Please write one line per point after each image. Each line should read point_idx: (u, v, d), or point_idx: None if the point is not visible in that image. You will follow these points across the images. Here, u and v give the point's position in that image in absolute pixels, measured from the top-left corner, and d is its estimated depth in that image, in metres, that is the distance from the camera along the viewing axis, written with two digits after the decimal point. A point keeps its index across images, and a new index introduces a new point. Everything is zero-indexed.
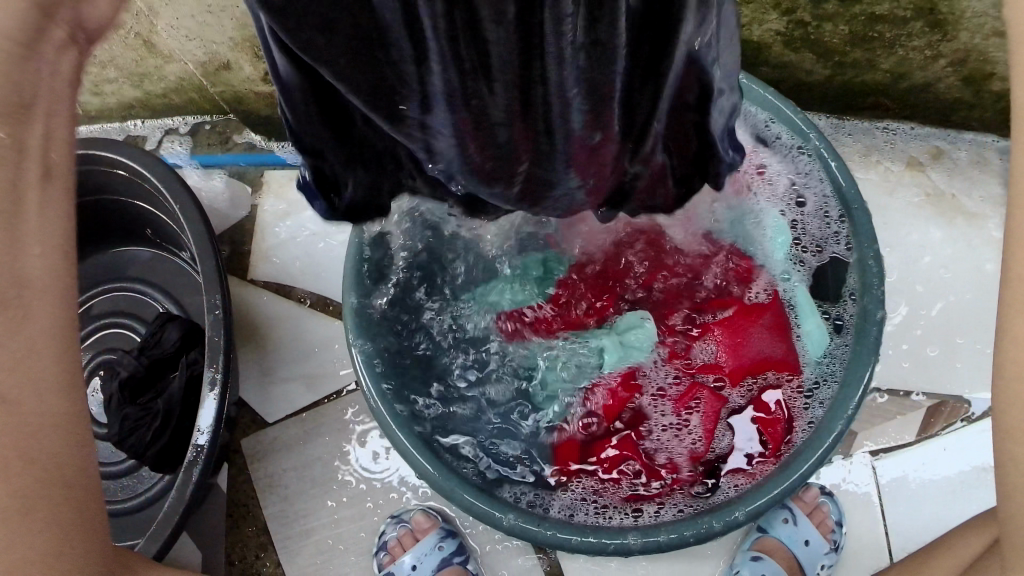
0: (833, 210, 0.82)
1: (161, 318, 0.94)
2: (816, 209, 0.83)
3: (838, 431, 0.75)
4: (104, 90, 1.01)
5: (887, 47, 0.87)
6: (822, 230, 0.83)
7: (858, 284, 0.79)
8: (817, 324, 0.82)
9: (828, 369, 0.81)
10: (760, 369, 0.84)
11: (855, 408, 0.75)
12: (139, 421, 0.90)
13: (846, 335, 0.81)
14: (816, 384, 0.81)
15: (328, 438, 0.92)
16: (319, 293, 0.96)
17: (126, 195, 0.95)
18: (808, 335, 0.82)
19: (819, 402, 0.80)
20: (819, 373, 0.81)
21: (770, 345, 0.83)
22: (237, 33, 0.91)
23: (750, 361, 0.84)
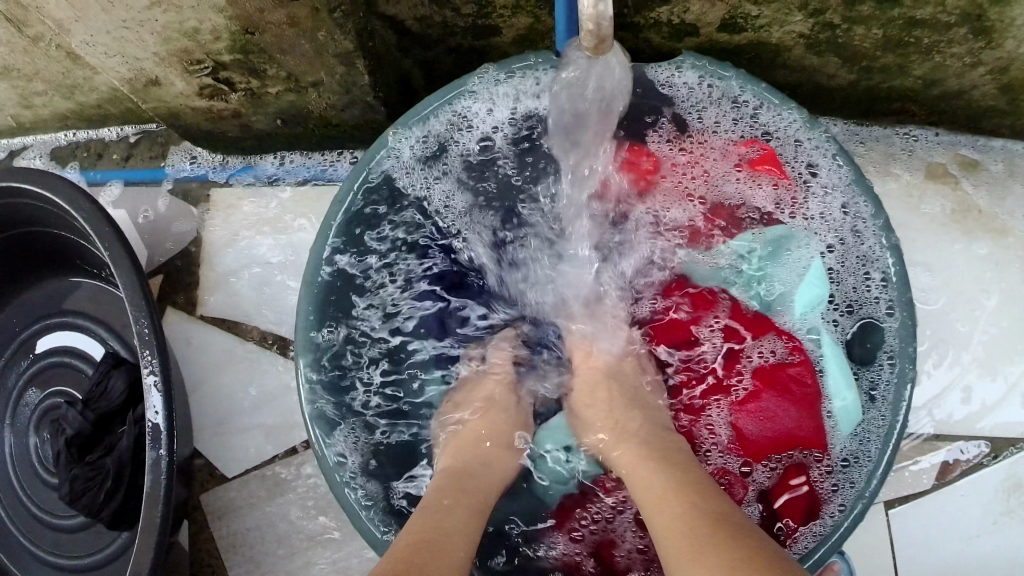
0: (870, 241, 0.71)
1: (105, 364, 0.86)
2: (856, 250, 0.72)
3: (866, 499, 0.65)
4: (34, 103, 0.91)
5: (923, 53, 0.75)
6: (856, 276, 0.73)
7: (899, 348, 0.69)
8: (852, 395, 0.71)
9: (862, 447, 0.71)
10: (784, 446, 0.73)
11: (878, 483, 0.65)
12: (89, 481, 0.84)
13: (881, 402, 0.70)
14: (847, 460, 0.71)
15: (292, 495, 0.84)
16: (274, 331, 0.86)
17: (58, 228, 0.86)
18: (840, 409, 0.71)
19: (849, 484, 0.70)
20: (852, 449, 0.71)
21: (789, 417, 0.73)
22: (162, 48, 0.79)
23: (764, 439, 0.73)
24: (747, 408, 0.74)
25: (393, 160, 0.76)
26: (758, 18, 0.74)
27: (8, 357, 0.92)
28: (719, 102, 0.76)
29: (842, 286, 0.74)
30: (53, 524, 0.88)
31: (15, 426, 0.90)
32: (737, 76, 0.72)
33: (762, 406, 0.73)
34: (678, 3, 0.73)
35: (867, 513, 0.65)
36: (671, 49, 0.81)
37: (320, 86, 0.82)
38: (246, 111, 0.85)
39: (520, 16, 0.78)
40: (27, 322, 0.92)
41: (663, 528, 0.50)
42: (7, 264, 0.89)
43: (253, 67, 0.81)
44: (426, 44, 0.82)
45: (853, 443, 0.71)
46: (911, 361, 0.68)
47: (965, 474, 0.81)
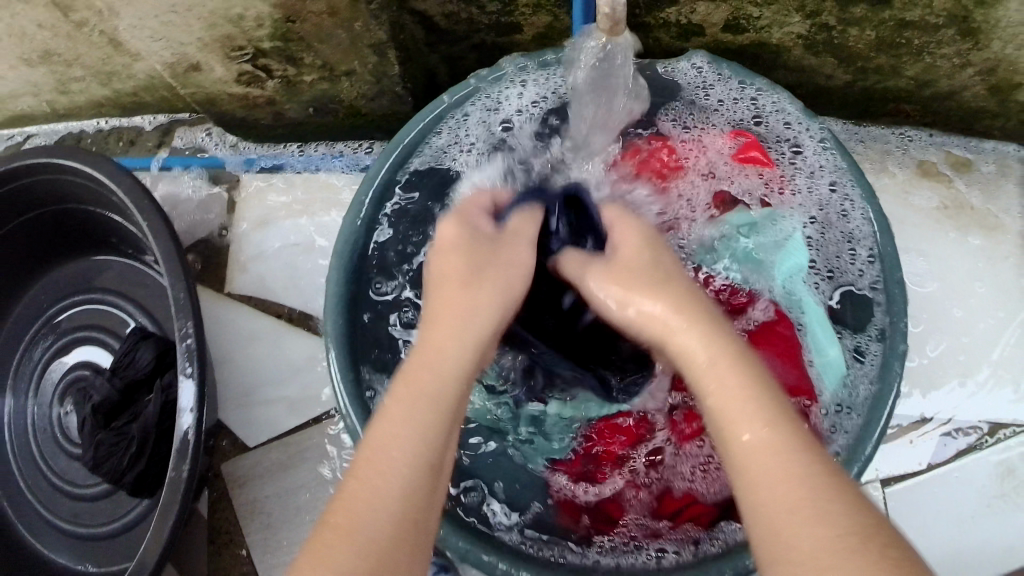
0: (852, 215, 0.79)
1: (134, 336, 0.90)
2: (842, 227, 0.80)
3: (861, 460, 0.66)
4: (72, 89, 0.95)
5: (914, 54, 0.81)
6: (839, 250, 0.80)
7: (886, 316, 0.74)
8: (835, 350, 0.75)
9: (852, 394, 0.73)
10: None
11: (872, 444, 0.67)
12: (114, 446, 0.87)
13: (869, 360, 0.74)
14: (836, 412, 0.73)
15: (313, 464, 0.88)
16: (300, 309, 0.91)
17: (92, 204, 0.90)
18: (824, 364, 0.75)
19: (843, 430, 0.71)
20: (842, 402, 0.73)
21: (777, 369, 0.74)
22: (206, 34, 0.83)
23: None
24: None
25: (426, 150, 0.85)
26: (760, 20, 0.81)
27: (33, 333, 0.95)
28: (720, 94, 0.86)
29: (821, 254, 0.81)
30: (73, 494, 0.91)
31: (39, 398, 0.93)
32: (737, 69, 0.83)
33: None
34: (686, 3, 0.79)
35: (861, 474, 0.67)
36: (679, 49, 0.88)
37: (353, 76, 0.87)
38: (280, 99, 0.91)
39: (540, 15, 0.84)
40: (55, 298, 0.95)
41: (717, 399, 0.44)
42: (41, 240, 0.93)
43: (291, 56, 0.85)
44: (452, 40, 0.88)
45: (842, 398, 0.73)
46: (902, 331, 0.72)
47: (959, 455, 0.83)
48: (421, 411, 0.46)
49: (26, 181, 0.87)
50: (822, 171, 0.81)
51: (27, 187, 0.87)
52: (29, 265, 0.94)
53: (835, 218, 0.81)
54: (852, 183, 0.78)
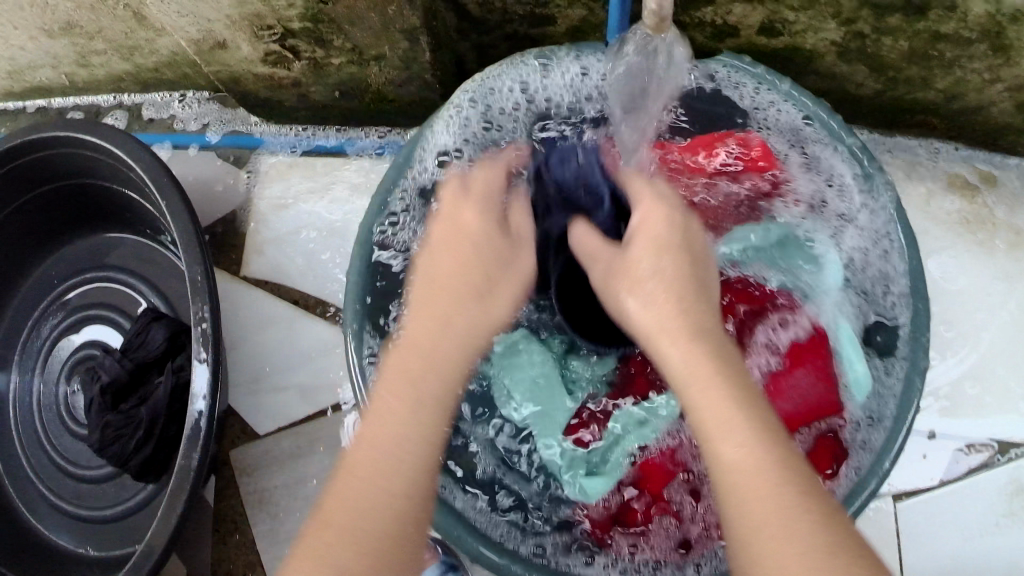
0: (891, 251, 0.75)
1: (146, 317, 0.88)
2: (875, 261, 0.77)
3: (880, 476, 0.66)
4: (92, 62, 0.94)
5: (945, 67, 0.82)
6: (877, 272, 0.76)
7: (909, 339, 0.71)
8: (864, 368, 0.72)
9: (879, 408, 0.72)
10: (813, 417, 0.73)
11: (889, 464, 0.66)
12: (122, 429, 0.85)
13: (896, 375, 0.71)
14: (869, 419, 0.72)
15: (323, 455, 0.86)
16: (316, 295, 0.89)
17: (109, 181, 0.88)
18: (853, 382, 0.72)
19: (862, 443, 0.71)
20: (869, 419, 0.72)
21: (813, 387, 0.73)
22: (235, 12, 0.81)
23: (802, 407, 0.72)
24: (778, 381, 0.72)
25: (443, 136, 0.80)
26: (795, 24, 0.81)
27: (41, 309, 0.94)
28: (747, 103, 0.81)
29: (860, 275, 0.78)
30: (78, 474, 0.90)
31: (45, 375, 0.92)
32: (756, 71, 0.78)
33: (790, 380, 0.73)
34: (723, 5, 0.80)
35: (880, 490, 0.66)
36: (711, 49, 0.87)
37: (382, 61, 0.86)
38: (306, 80, 0.89)
39: (577, 8, 0.83)
40: (66, 274, 0.94)
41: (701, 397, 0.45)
42: (55, 212, 0.91)
43: (320, 37, 0.84)
44: (485, 29, 0.87)
45: (868, 418, 0.72)
46: (924, 348, 0.70)
47: (971, 472, 0.86)
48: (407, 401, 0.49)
49: (43, 153, 0.85)
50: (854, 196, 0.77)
51: (44, 159, 0.86)
52: (42, 239, 0.93)
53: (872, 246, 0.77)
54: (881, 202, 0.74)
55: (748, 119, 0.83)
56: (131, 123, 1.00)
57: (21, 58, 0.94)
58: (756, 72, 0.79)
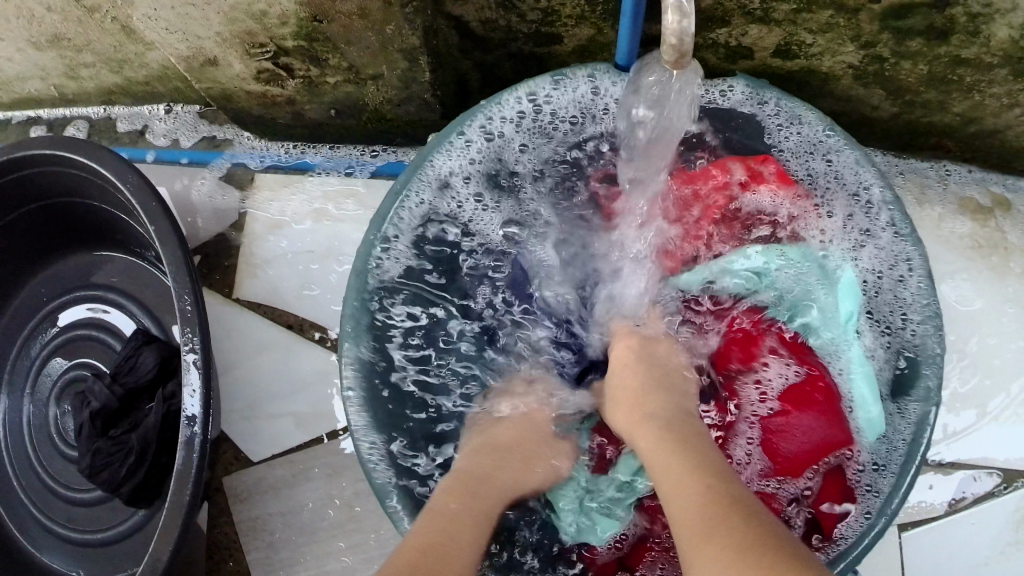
0: (908, 281, 0.71)
1: (137, 340, 0.86)
2: (891, 293, 0.73)
3: (888, 517, 0.64)
4: (81, 75, 0.92)
5: (965, 91, 0.79)
6: (893, 295, 0.73)
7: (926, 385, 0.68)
8: (878, 407, 0.69)
9: (889, 452, 0.69)
10: (820, 456, 0.71)
11: (899, 504, 0.64)
12: (112, 456, 0.83)
13: (908, 415, 0.69)
14: (879, 460, 0.70)
15: (317, 483, 0.84)
16: (311, 319, 0.87)
17: (97, 199, 0.86)
18: (864, 422, 0.70)
19: (871, 490, 0.69)
20: (883, 456, 0.70)
21: (817, 427, 0.71)
22: (226, 29, 0.79)
23: (805, 454, 0.71)
24: (779, 427, 0.73)
25: (453, 150, 0.77)
26: (811, 47, 0.78)
27: (31, 327, 0.92)
28: (768, 118, 0.77)
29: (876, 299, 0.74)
30: (69, 498, 0.88)
31: (36, 395, 0.90)
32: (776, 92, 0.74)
33: (788, 426, 0.73)
34: (738, 26, 0.77)
35: (886, 533, 0.64)
36: (725, 71, 0.84)
37: (380, 79, 0.83)
38: (300, 99, 0.87)
39: (583, 27, 0.80)
40: (56, 293, 0.92)
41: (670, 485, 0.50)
42: (43, 230, 0.89)
43: (315, 56, 0.81)
44: (487, 47, 0.84)
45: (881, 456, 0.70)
46: (938, 390, 0.66)
47: (979, 500, 0.84)
48: (468, 531, 0.56)
49: (29, 172, 0.83)
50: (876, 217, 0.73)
51: (30, 177, 0.83)
52: (31, 256, 0.90)
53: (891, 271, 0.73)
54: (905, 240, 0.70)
55: (770, 135, 0.78)
56: (122, 137, 0.97)
57: (9, 70, 0.91)
58: (769, 97, 0.75)
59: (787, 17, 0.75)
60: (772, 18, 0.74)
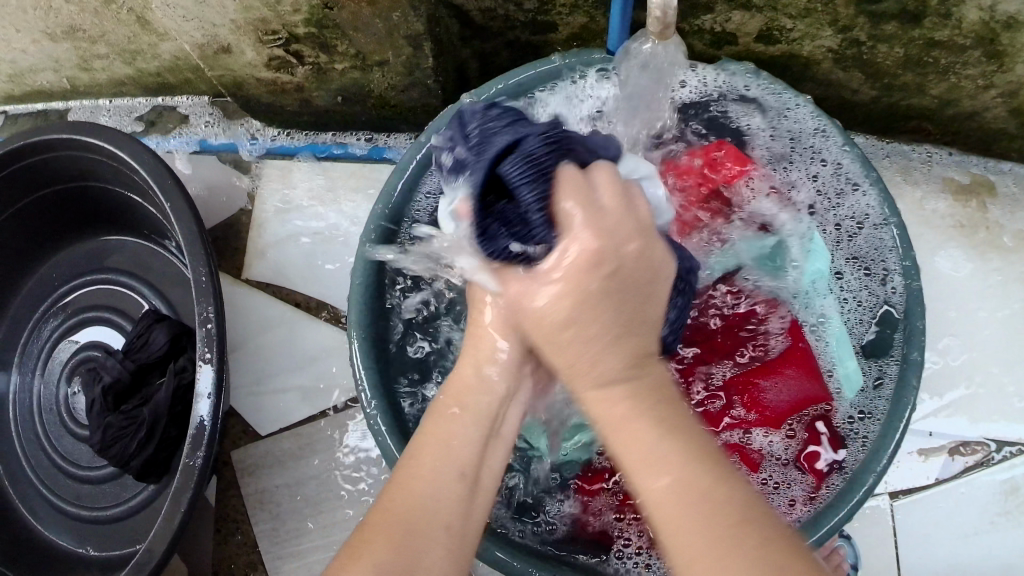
0: (879, 230, 0.74)
1: (148, 319, 0.89)
2: (867, 239, 0.76)
3: (877, 473, 0.66)
4: (94, 66, 0.95)
5: (940, 73, 0.84)
6: (869, 256, 0.76)
7: (902, 343, 0.72)
8: (855, 363, 0.74)
9: (870, 404, 0.73)
10: (799, 409, 0.76)
11: (881, 466, 0.66)
12: (123, 430, 0.85)
13: (885, 374, 0.73)
14: (863, 413, 0.73)
15: (323, 456, 0.87)
16: (317, 296, 0.90)
17: (111, 183, 0.89)
18: (843, 377, 0.74)
19: (860, 436, 0.72)
20: (860, 414, 0.73)
21: (799, 383, 0.76)
22: (240, 16, 0.83)
23: (784, 406, 0.76)
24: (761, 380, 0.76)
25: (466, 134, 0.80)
26: (792, 32, 0.83)
27: (42, 310, 0.94)
28: (733, 100, 0.82)
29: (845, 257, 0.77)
30: (79, 475, 0.90)
31: (46, 377, 0.92)
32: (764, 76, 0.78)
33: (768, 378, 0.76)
34: (721, 12, 0.82)
35: (875, 490, 0.66)
36: (711, 56, 0.89)
37: (385, 66, 0.87)
38: (308, 86, 0.90)
39: (576, 16, 0.84)
40: (67, 277, 0.95)
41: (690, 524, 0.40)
42: (55, 215, 0.92)
43: (324, 43, 0.85)
44: (486, 35, 0.88)
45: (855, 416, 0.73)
46: (919, 345, 0.70)
47: (968, 471, 0.87)
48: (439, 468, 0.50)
49: (44, 157, 0.86)
50: (851, 197, 0.76)
51: (46, 162, 0.86)
52: (44, 242, 0.93)
53: (859, 230, 0.76)
54: (872, 195, 0.74)
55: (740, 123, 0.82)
56: (133, 129, 1.01)
57: (24, 61, 0.95)
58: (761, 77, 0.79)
59: (768, 4, 0.79)
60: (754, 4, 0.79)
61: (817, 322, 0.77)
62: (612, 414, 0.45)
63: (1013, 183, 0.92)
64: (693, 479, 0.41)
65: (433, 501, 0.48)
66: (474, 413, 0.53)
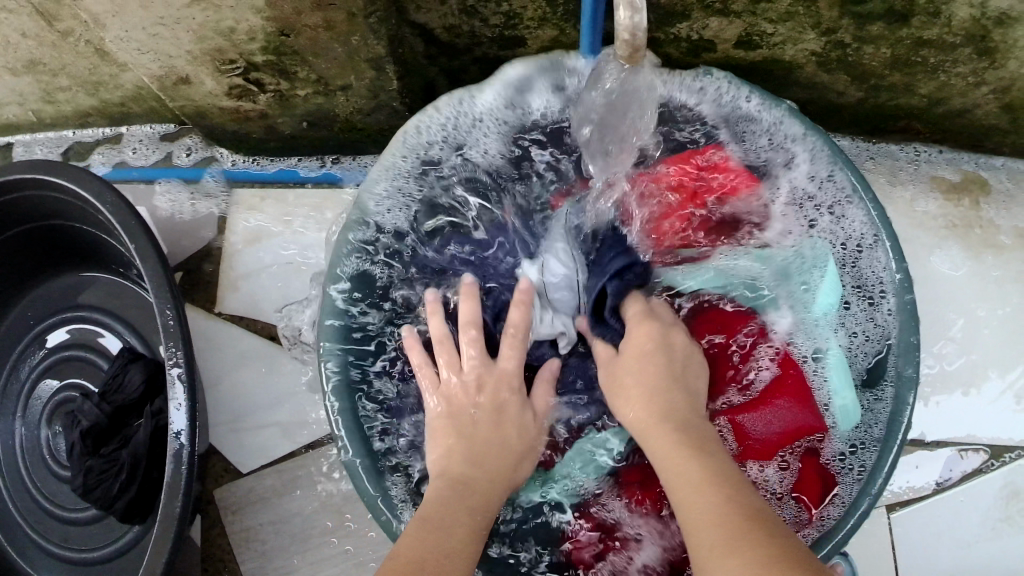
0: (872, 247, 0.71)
1: (123, 358, 0.88)
2: (869, 262, 0.72)
3: (873, 496, 0.64)
4: (58, 98, 0.93)
5: (929, 72, 0.80)
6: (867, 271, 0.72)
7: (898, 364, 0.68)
8: (851, 394, 0.71)
9: (870, 435, 0.70)
10: (790, 441, 0.72)
11: (882, 483, 0.64)
12: (104, 474, 0.84)
13: (881, 399, 0.70)
14: (855, 444, 0.70)
15: (306, 490, 0.85)
16: (292, 329, 0.88)
17: (79, 221, 0.87)
18: (840, 409, 0.71)
19: (854, 469, 0.69)
20: (852, 448, 0.70)
21: (789, 413, 0.72)
22: (196, 47, 0.80)
23: (775, 437, 0.72)
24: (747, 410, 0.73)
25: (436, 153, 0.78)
26: (773, 37, 0.79)
27: (20, 351, 0.93)
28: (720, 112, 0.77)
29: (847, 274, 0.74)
30: (65, 518, 0.89)
31: (27, 418, 0.91)
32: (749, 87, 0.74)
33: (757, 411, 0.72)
34: (698, 19, 0.77)
35: (872, 511, 0.64)
36: (689, 64, 0.85)
37: (349, 90, 0.84)
38: (272, 113, 0.88)
39: (545, 29, 0.81)
40: (43, 315, 0.94)
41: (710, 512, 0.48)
42: (26, 255, 0.90)
43: (285, 69, 0.82)
44: (454, 52, 0.84)
45: (850, 449, 0.70)
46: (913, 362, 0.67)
47: (966, 478, 0.84)
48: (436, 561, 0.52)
49: (10, 198, 0.84)
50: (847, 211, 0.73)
51: (12, 203, 0.85)
52: (17, 282, 0.92)
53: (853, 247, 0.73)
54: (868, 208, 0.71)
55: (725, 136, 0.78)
56: (100, 160, 0.98)
57: None
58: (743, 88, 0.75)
59: (746, 9, 0.75)
60: (731, 10, 0.75)
61: (814, 358, 0.73)
62: (667, 451, 0.57)
63: (1008, 179, 0.88)
64: (713, 502, 0.49)
65: None
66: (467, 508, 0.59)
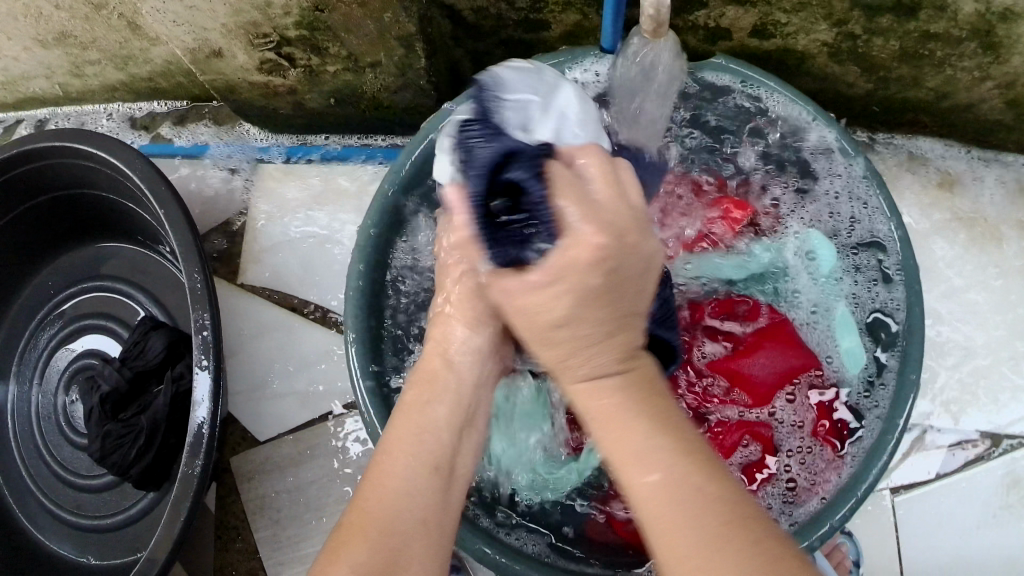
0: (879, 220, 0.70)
1: (145, 325, 0.89)
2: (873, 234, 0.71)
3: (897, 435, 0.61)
4: (86, 72, 0.95)
5: (935, 66, 0.83)
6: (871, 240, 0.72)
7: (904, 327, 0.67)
8: (854, 338, 0.70)
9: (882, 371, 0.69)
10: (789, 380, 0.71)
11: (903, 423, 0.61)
12: (122, 438, 0.84)
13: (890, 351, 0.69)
14: (871, 379, 0.69)
15: (322, 460, 0.86)
16: (315, 301, 0.90)
17: (103, 189, 0.88)
18: (845, 353, 0.71)
19: (874, 406, 0.68)
20: (861, 387, 0.70)
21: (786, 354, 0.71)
22: (231, 20, 0.81)
23: (771, 378, 0.71)
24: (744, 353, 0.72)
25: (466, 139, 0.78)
26: (787, 27, 0.82)
27: (39, 320, 0.94)
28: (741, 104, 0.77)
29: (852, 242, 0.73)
30: (81, 484, 0.89)
31: (43, 386, 0.92)
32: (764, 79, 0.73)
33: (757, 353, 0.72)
34: (716, 7, 0.80)
35: (897, 452, 0.61)
36: (705, 53, 0.89)
37: (378, 67, 0.86)
38: (301, 88, 0.90)
39: (569, 14, 0.83)
40: (63, 285, 0.95)
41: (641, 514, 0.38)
42: (49, 223, 0.92)
43: (316, 45, 0.84)
44: (479, 34, 0.87)
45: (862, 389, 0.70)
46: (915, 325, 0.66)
47: (968, 465, 0.87)
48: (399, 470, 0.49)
49: (36, 165, 0.84)
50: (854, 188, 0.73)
51: (38, 170, 0.85)
52: (38, 251, 0.93)
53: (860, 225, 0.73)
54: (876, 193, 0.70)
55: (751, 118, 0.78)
56: (131, 135, 1.01)
57: (15, 69, 0.95)
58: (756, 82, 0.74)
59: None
60: None
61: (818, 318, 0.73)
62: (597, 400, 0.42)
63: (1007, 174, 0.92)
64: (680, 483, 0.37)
65: (402, 505, 0.47)
66: (430, 401, 0.54)
